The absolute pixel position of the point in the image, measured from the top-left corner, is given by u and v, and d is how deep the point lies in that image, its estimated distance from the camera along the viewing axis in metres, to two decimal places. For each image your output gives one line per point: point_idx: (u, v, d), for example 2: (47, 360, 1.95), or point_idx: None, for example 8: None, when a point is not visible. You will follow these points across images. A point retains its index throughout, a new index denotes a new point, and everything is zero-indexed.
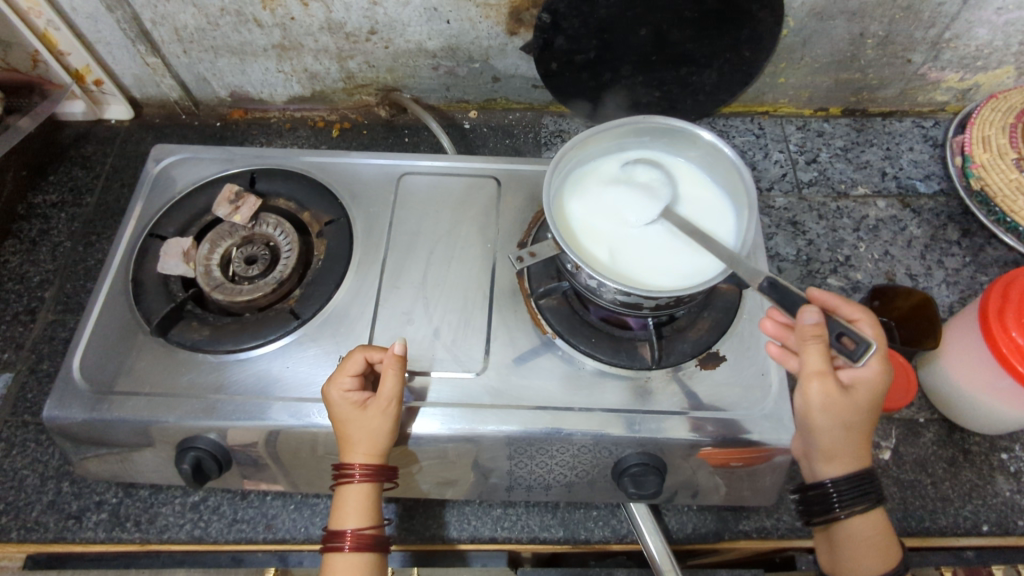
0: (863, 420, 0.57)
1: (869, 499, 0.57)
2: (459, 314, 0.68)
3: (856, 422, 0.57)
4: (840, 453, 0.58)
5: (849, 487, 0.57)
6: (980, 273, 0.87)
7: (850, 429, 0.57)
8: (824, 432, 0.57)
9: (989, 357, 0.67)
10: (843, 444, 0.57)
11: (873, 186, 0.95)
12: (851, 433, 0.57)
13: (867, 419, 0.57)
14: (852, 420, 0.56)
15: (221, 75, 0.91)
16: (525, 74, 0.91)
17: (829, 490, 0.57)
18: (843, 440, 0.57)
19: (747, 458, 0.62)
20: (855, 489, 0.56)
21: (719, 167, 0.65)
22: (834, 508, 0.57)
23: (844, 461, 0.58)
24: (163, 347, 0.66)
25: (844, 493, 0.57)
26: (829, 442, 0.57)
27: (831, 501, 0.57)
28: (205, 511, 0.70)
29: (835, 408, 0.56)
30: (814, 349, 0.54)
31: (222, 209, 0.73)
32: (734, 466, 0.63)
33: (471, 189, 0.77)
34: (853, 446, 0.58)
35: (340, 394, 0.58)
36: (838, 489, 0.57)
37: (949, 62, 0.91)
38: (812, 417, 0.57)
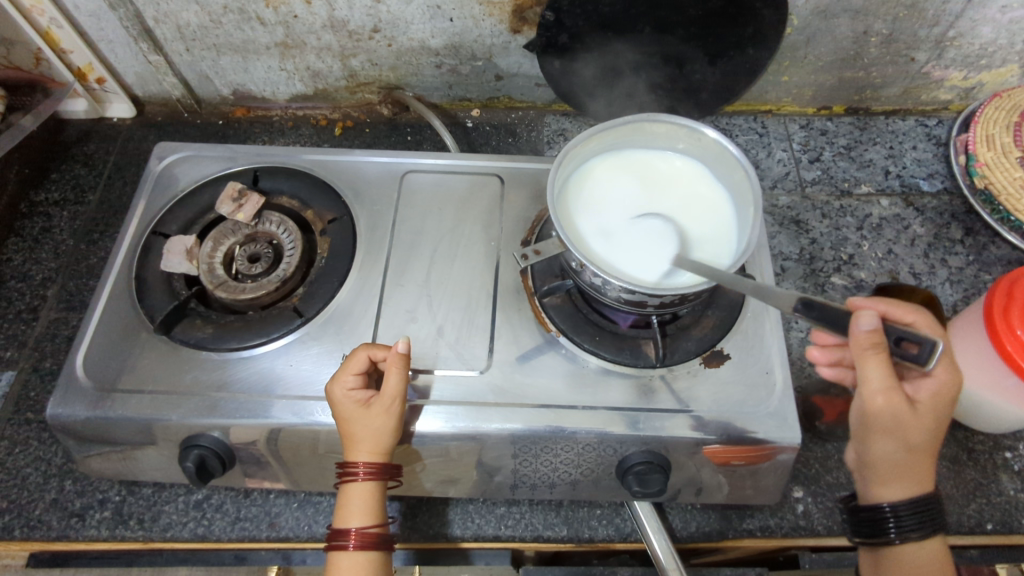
0: (932, 436, 0.54)
1: (929, 528, 0.55)
2: (462, 312, 0.68)
3: (926, 440, 0.54)
4: (904, 474, 0.56)
5: (910, 516, 0.55)
6: (983, 272, 0.86)
7: (914, 449, 0.54)
8: (889, 452, 0.55)
9: (993, 355, 0.67)
10: (909, 461, 0.55)
11: (876, 185, 0.95)
12: (916, 451, 0.55)
13: (935, 435, 0.54)
14: (922, 439, 0.54)
15: (223, 73, 0.90)
16: (528, 73, 0.91)
17: (887, 515, 0.56)
18: (910, 458, 0.55)
19: (750, 457, 0.62)
20: (916, 516, 0.55)
21: (722, 165, 0.65)
22: (887, 532, 0.56)
23: (906, 482, 0.56)
24: (167, 345, 0.66)
25: (903, 520, 0.55)
26: (896, 462, 0.55)
27: (888, 526, 0.56)
28: (208, 509, 0.70)
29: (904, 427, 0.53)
30: (876, 364, 0.50)
31: (225, 207, 0.73)
32: (737, 465, 0.63)
33: (474, 187, 0.77)
34: (918, 465, 0.55)
35: (344, 392, 0.58)
36: (896, 515, 0.55)
37: (952, 60, 0.91)
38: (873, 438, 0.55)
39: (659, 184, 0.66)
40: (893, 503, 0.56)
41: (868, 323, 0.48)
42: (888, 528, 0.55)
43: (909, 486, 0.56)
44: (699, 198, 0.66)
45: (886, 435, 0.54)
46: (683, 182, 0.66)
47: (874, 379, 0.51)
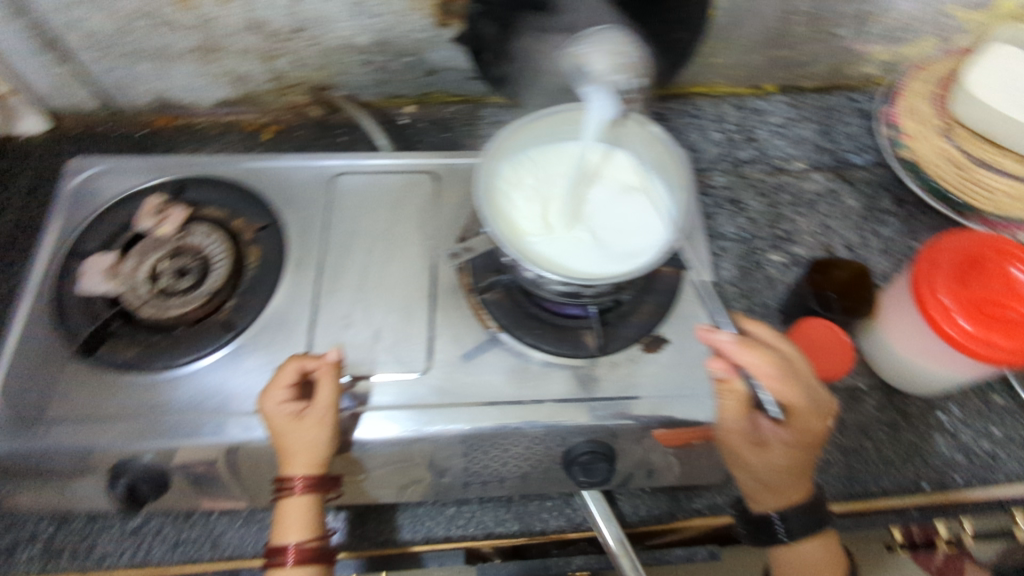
0: (782, 472, 0.62)
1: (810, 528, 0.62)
2: (400, 315, 0.67)
3: (773, 475, 0.62)
4: (766, 494, 0.64)
5: (795, 517, 0.62)
6: (913, 240, 0.89)
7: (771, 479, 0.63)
8: (747, 477, 0.64)
9: (921, 323, 0.69)
10: (764, 488, 0.64)
11: (809, 160, 0.96)
12: (771, 482, 0.63)
13: (784, 471, 0.62)
14: (768, 474, 0.62)
15: (142, 81, 0.87)
16: (459, 67, 0.90)
17: (776, 521, 0.63)
18: (765, 485, 0.63)
19: (706, 435, 0.63)
20: (803, 516, 0.62)
21: (650, 147, 0.65)
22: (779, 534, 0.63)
23: (772, 501, 0.64)
24: (91, 368, 0.63)
25: (790, 523, 0.62)
26: (752, 484, 0.64)
27: (777, 529, 0.63)
28: (147, 535, 0.68)
29: (748, 461, 0.61)
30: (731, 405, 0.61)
31: (146, 222, 0.71)
32: (695, 444, 0.64)
33: (408, 186, 0.76)
34: (774, 490, 0.63)
35: (274, 406, 0.57)
36: (784, 518, 0.62)
37: (875, 35, 0.93)
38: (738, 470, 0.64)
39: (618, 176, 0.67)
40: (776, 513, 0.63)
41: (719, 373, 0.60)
42: (778, 530, 0.63)
43: (775, 501, 0.63)
44: (631, 182, 0.66)
45: (739, 465, 0.63)
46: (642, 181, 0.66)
47: (727, 418, 0.61)
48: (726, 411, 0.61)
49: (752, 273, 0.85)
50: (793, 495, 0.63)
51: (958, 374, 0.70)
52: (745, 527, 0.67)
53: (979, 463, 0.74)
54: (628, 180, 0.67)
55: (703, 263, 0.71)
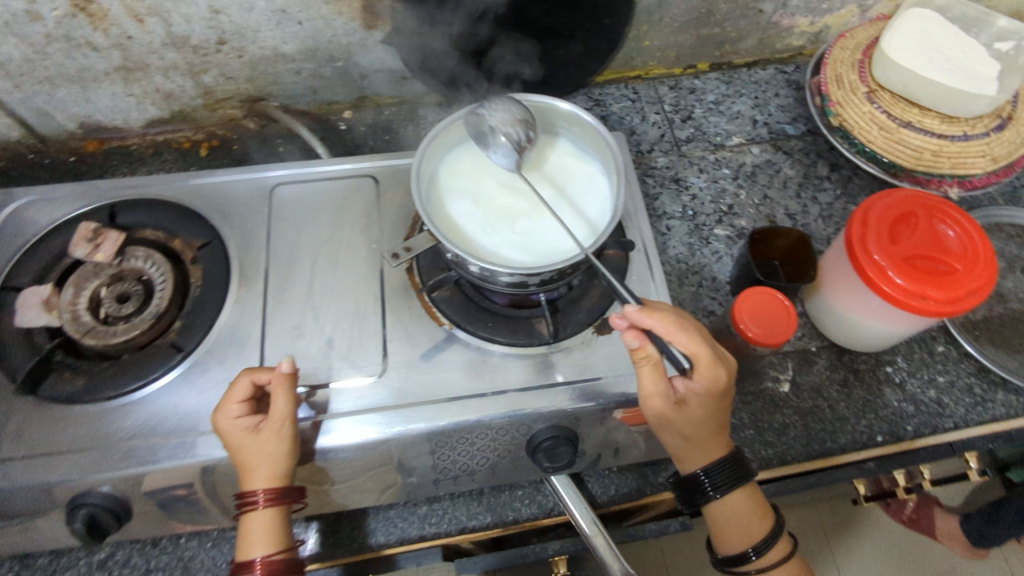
0: (703, 427, 0.59)
1: (736, 479, 0.61)
2: (352, 320, 0.67)
3: (697, 432, 0.59)
4: (693, 451, 0.61)
5: (719, 471, 0.60)
6: (850, 203, 0.92)
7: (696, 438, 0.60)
8: (673, 441, 0.60)
9: (859, 281, 0.71)
10: (690, 448, 0.61)
11: (746, 134, 0.99)
12: (696, 439, 0.60)
13: (706, 425, 0.59)
14: (692, 432, 0.59)
15: (64, 106, 0.84)
16: (393, 67, 0.90)
17: (702, 478, 0.61)
18: (691, 444, 0.60)
19: None
20: (726, 472, 0.60)
21: (584, 133, 0.66)
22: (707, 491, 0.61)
23: (699, 457, 0.61)
24: (36, 405, 0.62)
25: (715, 478, 0.60)
26: (679, 446, 0.61)
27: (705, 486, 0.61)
28: (114, 567, 0.67)
29: (671, 424, 0.58)
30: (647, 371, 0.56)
31: (79, 249, 0.68)
32: None
33: (349, 191, 0.75)
34: (699, 446, 0.60)
35: (230, 422, 0.56)
36: (708, 473, 0.60)
37: (797, 7, 0.95)
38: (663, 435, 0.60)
39: (571, 175, 0.66)
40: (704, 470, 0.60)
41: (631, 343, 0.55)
42: (707, 487, 0.60)
43: (703, 457, 0.61)
44: (568, 169, 0.67)
45: (662, 430, 0.59)
46: (594, 182, 0.66)
47: (648, 385, 0.57)
48: (643, 378, 0.57)
49: (699, 249, 0.87)
50: (716, 447, 0.61)
51: (896, 328, 0.72)
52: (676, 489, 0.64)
53: (928, 410, 0.77)
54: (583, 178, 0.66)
55: (647, 243, 0.72)
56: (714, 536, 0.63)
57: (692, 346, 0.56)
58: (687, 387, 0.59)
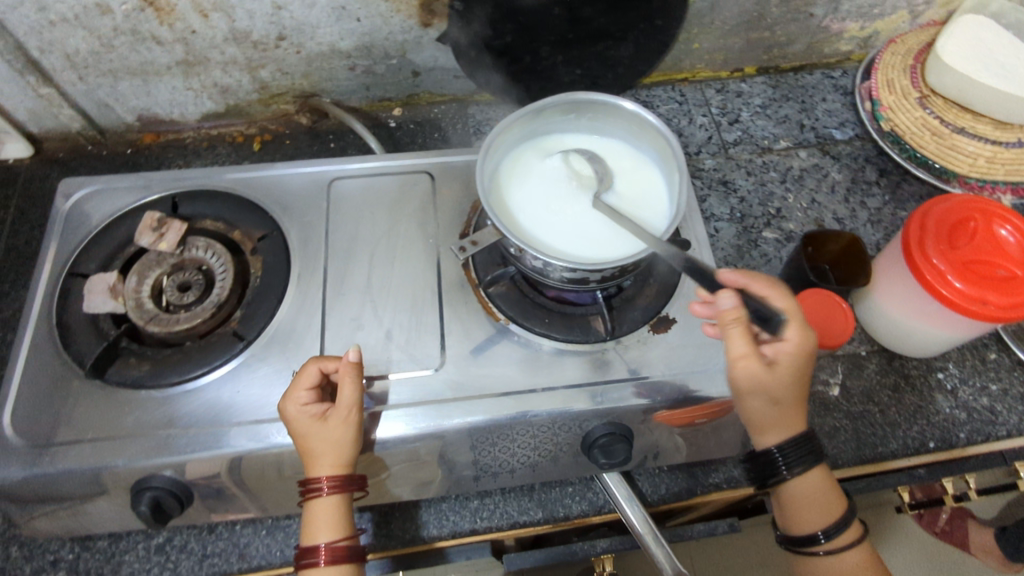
0: (791, 390, 0.59)
1: (811, 458, 0.60)
2: (410, 313, 0.68)
3: (788, 395, 0.59)
4: (778, 420, 0.60)
5: (795, 450, 0.59)
6: (900, 209, 0.91)
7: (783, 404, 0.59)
8: (759, 408, 0.59)
9: (914, 285, 0.71)
10: (775, 417, 0.59)
11: (793, 138, 0.98)
12: (784, 405, 0.59)
13: (793, 390, 0.59)
14: (783, 393, 0.58)
15: (125, 99, 0.86)
16: (445, 66, 0.91)
17: (776, 455, 0.60)
18: (778, 411, 0.59)
19: (712, 412, 0.64)
20: (800, 449, 0.59)
21: (645, 135, 0.66)
22: (781, 470, 0.60)
23: (783, 426, 0.60)
24: (102, 389, 0.63)
25: (788, 454, 0.59)
26: (764, 414, 0.59)
27: (778, 464, 0.60)
28: (172, 551, 0.68)
29: (763, 386, 0.57)
30: (736, 333, 0.56)
31: (144, 237, 0.70)
32: (701, 423, 0.65)
33: (405, 186, 0.76)
34: (786, 413, 0.60)
35: (298, 408, 0.57)
36: (783, 452, 0.59)
37: (848, 12, 0.95)
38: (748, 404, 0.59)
39: (631, 178, 0.66)
40: (779, 445, 0.59)
41: (728, 302, 0.56)
42: (779, 465, 0.60)
43: (786, 427, 0.60)
44: (628, 171, 0.67)
45: (751, 393, 0.58)
46: (654, 188, 0.66)
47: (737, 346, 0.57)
48: (734, 340, 0.56)
49: (747, 251, 0.87)
50: (798, 419, 0.60)
51: (952, 333, 0.72)
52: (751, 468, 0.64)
53: (981, 418, 0.76)
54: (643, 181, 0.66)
55: (703, 243, 0.72)
56: (785, 515, 0.63)
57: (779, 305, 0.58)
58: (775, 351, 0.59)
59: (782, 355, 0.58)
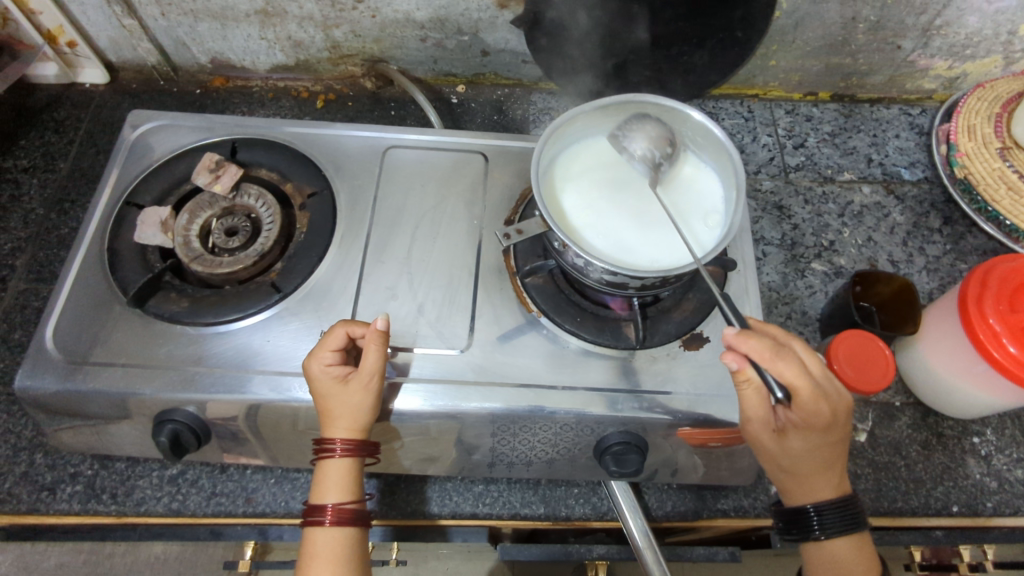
0: (804, 461, 0.56)
1: (849, 527, 0.55)
2: (444, 291, 0.68)
3: (798, 465, 0.56)
4: (794, 486, 0.58)
5: (831, 513, 0.55)
6: (960, 261, 0.87)
7: (794, 472, 0.57)
8: (774, 471, 0.58)
9: (964, 342, 0.68)
10: (791, 481, 0.58)
11: (859, 172, 0.95)
12: (797, 473, 0.57)
13: (807, 460, 0.56)
14: (789, 464, 0.56)
15: (201, 40, 0.88)
16: (515, 49, 0.90)
17: (810, 513, 0.56)
18: (791, 477, 0.57)
19: (726, 438, 0.63)
20: (839, 512, 0.55)
21: (710, 146, 0.64)
22: (813, 530, 0.56)
23: (801, 495, 0.57)
24: (140, 318, 0.65)
25: (824, 516, 0.55)
26: (776, 475, 0.58)
27: (812, 523, 0.56)
28: (183, 484, 0.70)
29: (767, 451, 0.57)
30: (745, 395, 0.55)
31: (201, 177, 0.71)
32: (714, 446, 0.64)
33: (457, 164, 0.76)
34: (800, 481, 0.57)
35: (321, 367, 0.58)
36: (818, 512, 0.55)
37: (938, 49, 0.91)
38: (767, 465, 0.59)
39: (687, 187, 0.65)
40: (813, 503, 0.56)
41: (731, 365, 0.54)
42: (813, 524, 0.55)
43: (803, 495, 0.57)
44: (687, 179, 0.65)
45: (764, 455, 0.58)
46: (710, 203, 0.64)
47: (747, 406, 0.56)
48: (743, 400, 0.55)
49: (792, 280, 0.85)
50: (822, 488, 0.57)
51: (996, 399, 0.69)
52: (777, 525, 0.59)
53: (1012, 490, 0.73)
54: (693, 218, 0.63)
55: (749, 266, 0.70)
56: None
57: (789, 376, 0.52)
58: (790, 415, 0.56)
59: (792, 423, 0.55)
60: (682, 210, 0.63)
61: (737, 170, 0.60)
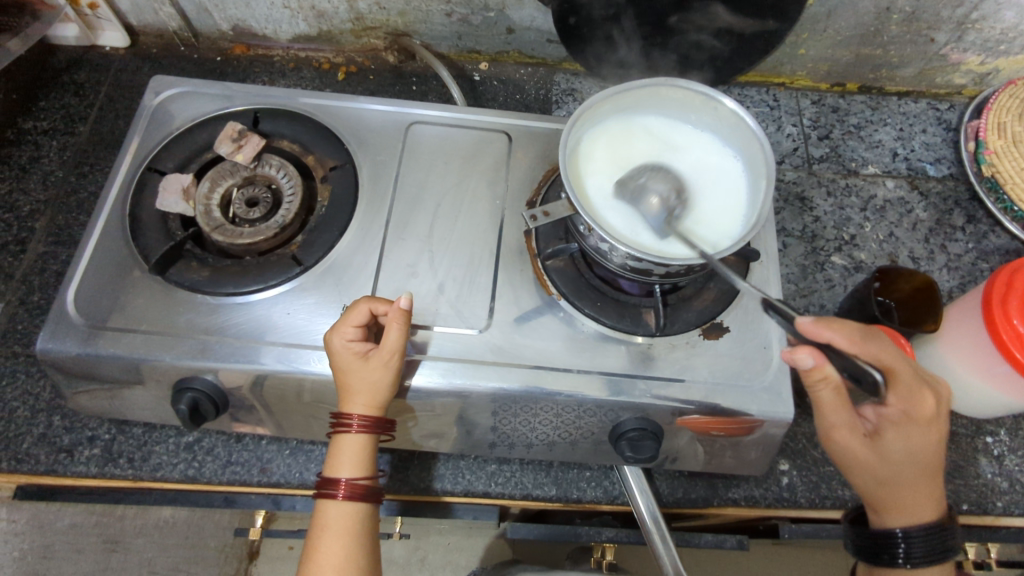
0: (904, 467, 0.55)
1: (940, 554, 0.55)
2: (465, 270, 0.68)
3: (896, 472, 0.55)
4: (891, 500, 0.56)
5: (921, 542, 0.54)
6: (982, 260, 0.87)
7: (890, 482, 0.55)
8: (865, 485, 0.57)
9: (985, 343, 0.67)
10: (886, 495, 0.56)
11: (883, 166, 0.94)
12: (893, 483, 0.55)
13: (907, 465, 0.55)
14: (885, 472, 0.55)
15: (224, 7, 0.87)
16: (541, 28, 0.88)
17: (899, 540, 0.55)
18: (890, 489, 0.55)
19: (728, 428, 0.62)
20: (930, 541, 0.54)
21: (739, 135, 0.63)
22: (900, 557, 0.55)
23: (899, 510, 0.55)
24: (162, 285, 0.65)
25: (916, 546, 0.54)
26: (872, 491, 0.57)
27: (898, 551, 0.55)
28: (199, 452, 0.70)
29: (864, 461, 0.56)
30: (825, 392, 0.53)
31: (223, 146, 0.71)
32: (716, 435, 0.64)
33: (481, 143, 0.75)
34: (900, 495, 0.55)
35: (343, 342, 0.58)
36: (907, 539, 0.54)
37: (972, 44, 0.89)
38: (855, 480, 0.58)
39: (711, 176, 0.64)
40: (905, 529, 0.54)
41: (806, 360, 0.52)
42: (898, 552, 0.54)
43: (905, 513, 0.55)
44: (711, 167, 0.65)
45: (854, 466, 0.57)
46: (734, 193, 0.63)
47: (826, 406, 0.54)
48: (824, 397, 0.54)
49: (812, 273, 0.84)
50: (922, 499, 0.55)
51: (1012, 399, 0.69)
52: (859, 545, 0.58)
53: None
54: (719, 207, 0.62)
55: (772, 257, 0.70)
56: None
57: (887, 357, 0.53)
58: (881, 413, 0.56)
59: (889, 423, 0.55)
60: (707, 200, 0.63)
61: (767, 160, 0.59)
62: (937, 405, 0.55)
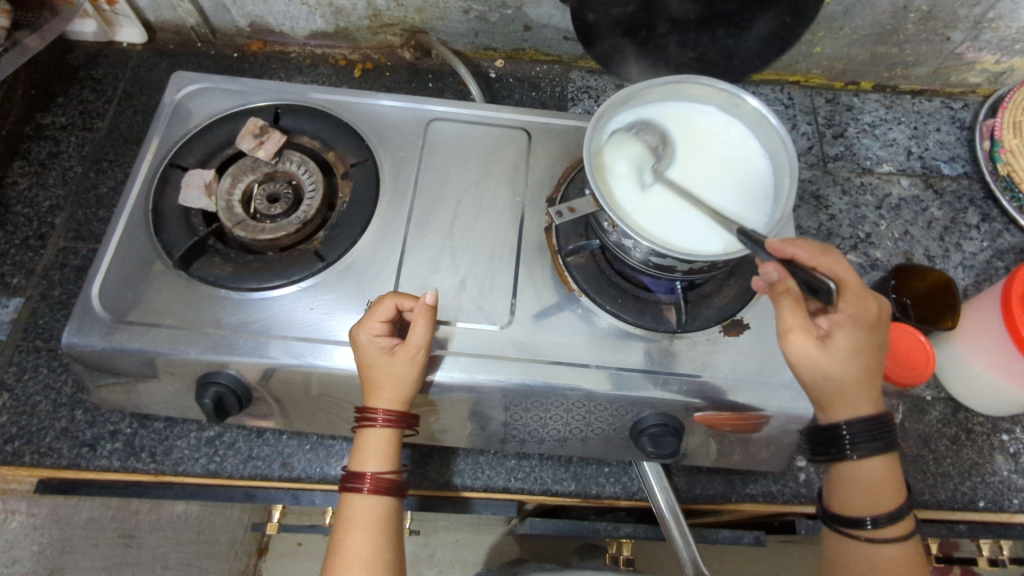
0: (852, 369, 0.53)
1: (883, 443, 0.54)
2: (486, 266, 0.68)
3: (844, 373, 0.53)
4: (836, 399, 0.54)
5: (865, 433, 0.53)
6: (996, 258, 0.87)
7: (838, 385, 0.53)
8: (813, 389, 0.55)
9: (1005, 340, 0.68)
10: (833, 396, 0.54)
11: (898, 164, 0.94)
12: (844, 384, 0.53)
13: (856, 366, 0.53)
14: (834, 371, 0.53)
15: (242, 3, 0.87)
16: (558, 25, 0.89)
17: (842, 431, 0.54)
18: (837, 389, 0.54)
19: (738, 424, 0.63)
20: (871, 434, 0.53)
21: (763, 131, 0.64)
22: (844, 450, 0.54)
23: (845, 407, 0.54)
24: (185, 279, 0.65)
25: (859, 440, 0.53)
26: (820, 395, 0.55)
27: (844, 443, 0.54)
28: (220, 446, 0.71)
29: (815, 365, 0.53)
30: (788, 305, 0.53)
31: (245, 142, 0.71)
32: (726, 431, 0.64)
33: (500, 139, 0.76)
34: (846, 394, 0.54)
35: (369, 337, 0.59)
36: (851, 432, 0.53)
37: (988, 42, 0.90)
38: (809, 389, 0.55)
39: (737, 169, 0.64)
40: (849, 424, 0.53)
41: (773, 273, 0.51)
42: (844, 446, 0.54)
43: (850, 408, 0.54)
44: (738, 159, 0.65)
45: (805, 375, 0.54)
46: (758, 188, 0.63)
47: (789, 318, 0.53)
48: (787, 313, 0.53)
49: None
50: (866, 398, 0.54)
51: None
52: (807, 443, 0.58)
53: None
54: (743, 201, 0.62)
55: None
56: (834, 493, 0.57)
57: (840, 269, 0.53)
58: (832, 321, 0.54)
59: (839, 329, 0.53)
60: (732, 193, 0.63)
61: (790, 156, 0.59)
62: (882, 308, 0.55)
